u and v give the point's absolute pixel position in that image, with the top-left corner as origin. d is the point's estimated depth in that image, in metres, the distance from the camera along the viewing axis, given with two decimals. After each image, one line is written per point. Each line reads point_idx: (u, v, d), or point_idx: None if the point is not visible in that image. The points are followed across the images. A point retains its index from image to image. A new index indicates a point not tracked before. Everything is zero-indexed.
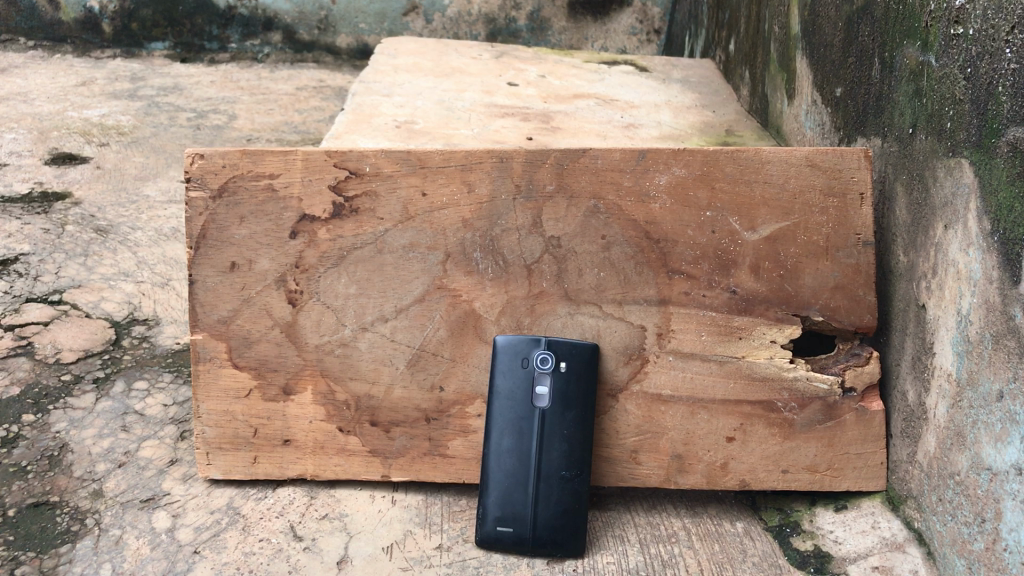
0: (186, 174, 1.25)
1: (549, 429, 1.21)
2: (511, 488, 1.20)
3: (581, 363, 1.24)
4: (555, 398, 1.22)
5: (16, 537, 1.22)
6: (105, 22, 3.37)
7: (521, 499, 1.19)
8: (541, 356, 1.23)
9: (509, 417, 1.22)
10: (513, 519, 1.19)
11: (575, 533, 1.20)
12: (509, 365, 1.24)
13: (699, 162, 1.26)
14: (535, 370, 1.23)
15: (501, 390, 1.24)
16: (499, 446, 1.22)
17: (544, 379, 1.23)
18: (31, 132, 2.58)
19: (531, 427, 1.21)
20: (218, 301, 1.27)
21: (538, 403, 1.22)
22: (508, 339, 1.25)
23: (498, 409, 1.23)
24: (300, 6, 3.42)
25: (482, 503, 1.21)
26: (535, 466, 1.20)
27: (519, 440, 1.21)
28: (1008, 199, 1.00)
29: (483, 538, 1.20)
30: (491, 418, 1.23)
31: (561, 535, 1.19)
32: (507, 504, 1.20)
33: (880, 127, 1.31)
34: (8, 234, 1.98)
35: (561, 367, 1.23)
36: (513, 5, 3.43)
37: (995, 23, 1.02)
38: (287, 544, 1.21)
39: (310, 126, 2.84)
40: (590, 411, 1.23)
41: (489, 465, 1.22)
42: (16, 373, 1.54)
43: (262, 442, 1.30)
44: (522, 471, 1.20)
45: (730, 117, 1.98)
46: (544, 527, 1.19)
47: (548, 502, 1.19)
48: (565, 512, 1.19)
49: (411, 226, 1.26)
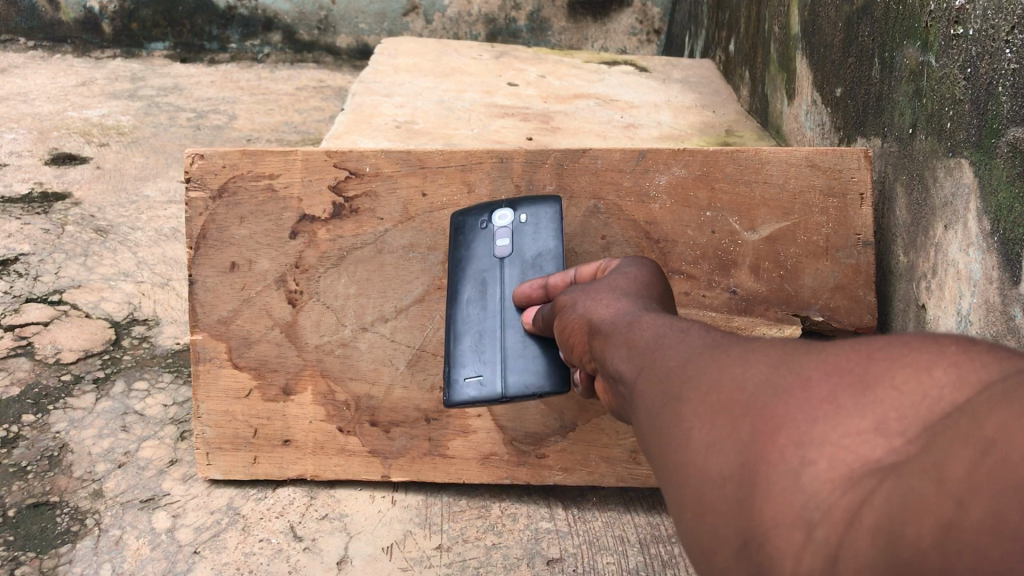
0: (186, 174, 1.27)
1: (511, 274, 1.11)
2: (477, 338, 1.08)
3: (544, 216, 1.16)
4: (515, 246, 1.14)
5: (16, 538, 1.22)
6: (105, 22, 3.36)
7: (488, 347, 1.07)
8: (499, 214, 1.17)
9: (469, 273, 1.15)
10: (479, 369, 1.07)
11: (556, 376, 1.03)
12: (467, 232, 1.18)
13: (698, 162, 1.27)
14: (494, 227, 1.16)
15: (462, 254, 1.17)
16: (460, 302, 1.13)
17: (503, 233, 1.15)
18: (31, 132, 2.58)
19: (493, 274, 1.12)
20: (218, 301, 1.27)
21: (499, 254, 1.14)
22: (466, 210, 1.21)
23: (459, 269, 1.16)
24: (300, 6, 3.42)
25: (447, 362, 1.10)
26: (498, 310, 1.09)
27: (482, 289, 1.12)
28: (1008, 198, 1.00)
29: (453, 399, 1.07)
30: (452, 279, 1.16)
31: (534, 376, 1.03)
32: (473, 353, 1.08)
33: (880, 127, 1.31)
34: (8, 235, 1.99)
35: (521, 219, 1.16)
36: (513, 5, 3.43)
37: (995, 23, 1.02)
38: (288, 543, 1.21)
39: (310, 126, 2.83)
40: (558, 254, 1.12)
41: (451, 322, 1.13)
42: (16, 374, 1.54)
43: (262, 442, 1.30)
44: (489, 318, 1.09)
45: (729, 117, 1.98)
46: (515, 373, 1.04)
47: (513, 344, 1.05)
48: (534, 350, 1.04)
49: (411, 227, 1.27)
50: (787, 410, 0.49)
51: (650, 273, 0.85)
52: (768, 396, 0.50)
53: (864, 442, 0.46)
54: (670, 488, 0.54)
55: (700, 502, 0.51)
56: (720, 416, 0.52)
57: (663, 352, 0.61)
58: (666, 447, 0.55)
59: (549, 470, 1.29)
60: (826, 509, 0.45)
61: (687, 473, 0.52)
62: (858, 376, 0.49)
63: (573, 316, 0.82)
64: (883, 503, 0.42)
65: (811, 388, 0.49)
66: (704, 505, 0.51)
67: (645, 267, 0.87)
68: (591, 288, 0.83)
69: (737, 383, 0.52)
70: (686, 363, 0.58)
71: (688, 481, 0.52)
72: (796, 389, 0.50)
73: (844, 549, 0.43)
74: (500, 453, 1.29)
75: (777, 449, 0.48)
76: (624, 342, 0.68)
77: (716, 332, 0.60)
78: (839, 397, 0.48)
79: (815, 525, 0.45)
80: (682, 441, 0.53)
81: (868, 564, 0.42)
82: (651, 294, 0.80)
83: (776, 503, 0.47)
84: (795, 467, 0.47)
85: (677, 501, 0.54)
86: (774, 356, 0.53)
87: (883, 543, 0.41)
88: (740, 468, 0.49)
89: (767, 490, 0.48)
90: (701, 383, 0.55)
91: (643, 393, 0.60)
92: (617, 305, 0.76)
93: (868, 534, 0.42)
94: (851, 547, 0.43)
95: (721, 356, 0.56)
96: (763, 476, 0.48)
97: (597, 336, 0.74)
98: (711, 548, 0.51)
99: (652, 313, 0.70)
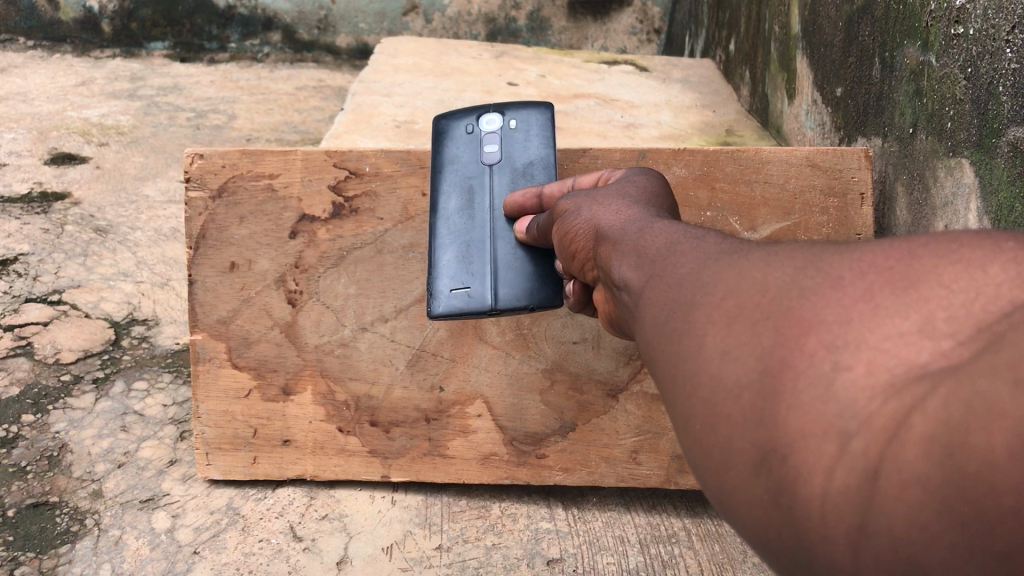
0: (186, 174, 1.27)
1: (500, 181, 1.11)
2: (466, 247, 1.08)
3: (533, 123, 1.17)
4: (504, 153, 1.14)
5: (16, 538, 1.22)
6: (105, 22, 3.36)
7: (477, 255, 1.07)
8: (486, 120, 1.17)
9: (457, 179, 1.14)
10: (466, 280, 1.06)
11: (548, 288, 1.03)
12: (452, 138, 1.18)
13: (698, 162, 1.26)
14: (482, 134, 1.16)
15: (448, 160, 1.17)
16: (447, 208, 1.13)
17: (492, 138, 1.16)
18: (31, 132, 2.58)
19: (482, 182, 1.12)
20: (218, 301, 1.27)
21: (488, 160, 1.14)
22: (450, 115, 1.20)
23: (446, 175, 1.15)
24: (300, 6, 3.42)
25: (431, 270, 1.09)
26: (487, 219, 1.09)
27: (469, 196, 1.12)
28: (1008, 198, 0.99)
29: (437, 310, 1.06)
30: (438, 185, 1.15)
31: (526, 285, 1.03)
32: (461, 263, 1.07)
33: (880, 127, 1.31)
34: (8, 235, 1.98)
35: (511, 125, 1.17)
36: (513, 5, 3.42)
37: (995, 23, 1.01)
38: (287, 543, 1.21)
39: (310, 126, 2.83)
40: (548, 163, 1.13)
41: (438, 228, 1.12)
42: (16, 373, 1.54)
43: (262, 442, 1.29)
44: (478, 226, 1.09)
45: (729, 117, 1.98)
46: (506, 283, 1.03)
47: (503, 254, 1.05)
48: (525, 259, 1.04)
49: (411, 227, 1.26)
50: (816, 312, 0.47)
51: (659, 183, 0.85)
52: (792, 299, 0.49)
53: (908, 346, 0.44)
54: (679, 401, 0.52)
55: (713, 414, 0.49)
56: (737, 323, 0.50)
57: (675, 261, 0.60)
58: (677, 355, 0.53)
59: (549, 470, 1.29)
60: (864, 419, 0.43)
61: (699, 383, 0.50)
62: (898, 274, 0.48)
63: (577, 222, 0.81)
64: (939, 407, 0.40)
65: (846, 289, 0.48)
66: (717, 417, 0.49)
67: (653, 178, 0.86)
68: (595, 195, 0.83)
69: (758, 288, 0.51)
70: (699, 270, 0.56)
71: (699, 392, 0.50)
72: (825, 289, 0.48)
73: (887, 461, 0.42)
74: (499, 453, 1.29)
75: (805, 353, 0.46)
76: (633, 254, 0.67)
77: (731, 241, 0.59)
78: (876, 296, 0.47)
79: (852, 436, 0.43)
80: (693, 352, 0.51)
81: (920, 475, 0.40)
82: (661, 204, 0.80)
83: (804, 413, 0.45)
84: (827, 372, 0.45)
85: (686, 415, 0.52)
86: (799, 261, 0.51)
87: (940, 453, 0.40)
88: (760, 377, 0.47)
89: (792, 399, 0.45)
90: (716, 290, 0.53)
91: (652, 305, 0.58)
92: (623, 214, 0.76)
93: (920, 445, 0.40)
94: (896, 459, 0.41)
95: (739, 263, 0.54)
96: (788, 384, 0.46)
97: (605, 247, 0.73)
98: (724, 463, 0.49)
99: (665, 222, 0.69)
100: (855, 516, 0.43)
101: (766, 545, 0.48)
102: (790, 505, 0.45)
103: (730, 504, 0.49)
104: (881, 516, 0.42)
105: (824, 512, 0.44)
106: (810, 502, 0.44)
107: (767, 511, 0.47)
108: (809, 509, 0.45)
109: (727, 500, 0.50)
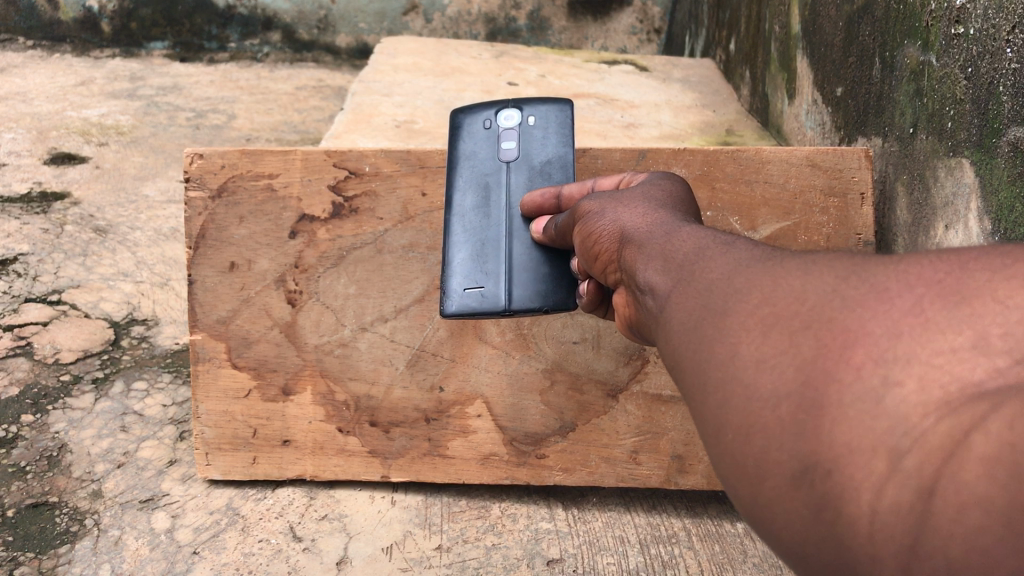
0: (186, 173, 1.27)
1: (517, 178, 1.12)
2: (481, 245, 1.08)
3: (552, 120, 1.17)
4: (521, 150, 1.14)
5: (16, 538, 1.22)
6: (105, 22, 3.35)
7: (492, 253, 1.06)
8: (504, 116, 1.17)
9: (473, 175, 1.14)
10: (480, 279, 1.05)
11: (562, 290, 1.03)
12: (468, 132, 1.18)
13: (698, 162, 1.26)
14: (500, 129, 1.16)
15: (465, 154, 1.16)
16: (463, 206, 1.12)
17: (509, 134, 1.15)
18: (31, 132, 2.58)
19: (498, 179, 1.12)
20: (218, 301, 1.27)
21: (505, 157, 1.14)
22: (467, 108, 1.20)
23: (462, 171, 1.15)
24: (299, 5, 3.42)
25: (445, 268, 1.08)
26: (502, 217, 1.09)
27: (485, 193, 1.12)
28: (1009, 198, 0.99)
29: (449, 308, 1.05)
30: (453, 181, 1.15)
31: (542, 286, 1.03)
32: (475, 261, 1.07)
33: (880, 128, 1.31)
34: (8, 235, 1.98)
35: (528, 121, 1.17)
36: (513, 5, 3.42)
37: (995, 23, 1.01)
38: (287, 544, 1.21)
39: (310, 126, 2.83)
40: (566, 162, 1.13)
41: (452, 226, 1.12)
42: (15, 373, 1.54)
43: (262, 442, 1.29)
44: (495, 223, 1.09)
45: (729, 117, 1.98)
46: (521, 284, 1.03)
47: (519, 255, 1.05)
48: (541, 260, 1.04)
49: (411, 226, 1.26)
50: (862, 324, 0.47)
51: (682, 189, 0.85)
52: (835, 310, 0.48)
53: (963, 363, 0.45)
54: (708, 411, 0.51)
55: (747, 425, 0.49)
56: (774, 331, 0.50)
57: (706, 267, 0.59)
58: (707, 362, 0.52)
59: (549, 470, 1.29)
60: (917, 437, 0.43)
61: (732, 392, 0.50)
62: (949, 288, 0.49)
63: (601, 223, 0.80)
64: (1002, 429, 0.41)
65: (892, 301, 0.48)
66: (752, 427, 0.48)
67: (676, 183, 0.86)
68: (619, 196, 0.83)
69: (796, 296, 0.51)
70: (732, 277, 0.56)
71: (732, 402, 0.50)
72: (871, 300, 0.48)
73: (945, 482, 0.42)
74: (499, 453, 1.28)
75: (851, 366, 0.46)
76: (662, 257, 0.66)
77: (763, 249, 0.58)
78: (926, 311, 0.47)
79: (904, 455, 0.43)
80: (726, 358, 0.51)
81: (981, 496, 0.41)
82: (686, 210, 0.80)
83: (851, 427, 0.45)
84: (877, 388, 0.45)
85: (715, 425, 0.51)
86: (840, 269, 0.51)
87: (1006, 477, 0.40)
88: (800, 388, 0.47)
89: (837, 413, 0.45)
90: (750, 297, 0.53)
91: (680, 312, 0.58)
92: (650, 218, 0.75)
93: (980, 466, 0.41)
94: (955, 479, 0.42)
95: (774, 271, 0.54)
96: (833, 398, 0.46)
97: (630, 250, 0.72)
98: (759, 477, 0.48)
99: (693, 228, 0.69)
100: (906, 536, 0.43)
101: (799, 560, 0.48)
102: (833, 520, 0.45)
103: (762, 519, 0.49)
104: (938, 536, 0.42)
105: (871, 530, 0.44)
106: (857, 519, 0.44)
107: (805, 526, 0.47)
108: (855, 527, 0.44)
109: (760, 514, 0.49)
